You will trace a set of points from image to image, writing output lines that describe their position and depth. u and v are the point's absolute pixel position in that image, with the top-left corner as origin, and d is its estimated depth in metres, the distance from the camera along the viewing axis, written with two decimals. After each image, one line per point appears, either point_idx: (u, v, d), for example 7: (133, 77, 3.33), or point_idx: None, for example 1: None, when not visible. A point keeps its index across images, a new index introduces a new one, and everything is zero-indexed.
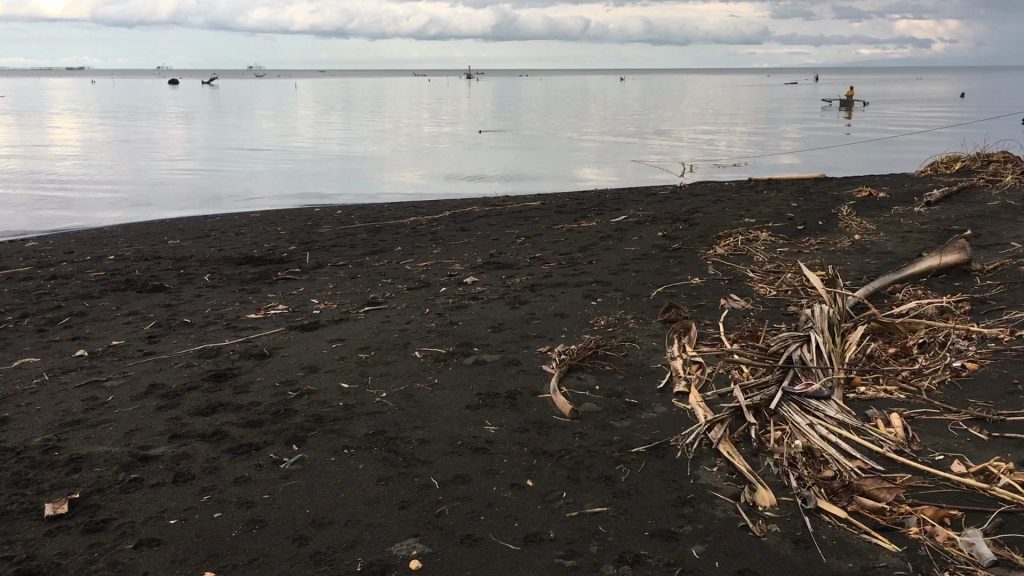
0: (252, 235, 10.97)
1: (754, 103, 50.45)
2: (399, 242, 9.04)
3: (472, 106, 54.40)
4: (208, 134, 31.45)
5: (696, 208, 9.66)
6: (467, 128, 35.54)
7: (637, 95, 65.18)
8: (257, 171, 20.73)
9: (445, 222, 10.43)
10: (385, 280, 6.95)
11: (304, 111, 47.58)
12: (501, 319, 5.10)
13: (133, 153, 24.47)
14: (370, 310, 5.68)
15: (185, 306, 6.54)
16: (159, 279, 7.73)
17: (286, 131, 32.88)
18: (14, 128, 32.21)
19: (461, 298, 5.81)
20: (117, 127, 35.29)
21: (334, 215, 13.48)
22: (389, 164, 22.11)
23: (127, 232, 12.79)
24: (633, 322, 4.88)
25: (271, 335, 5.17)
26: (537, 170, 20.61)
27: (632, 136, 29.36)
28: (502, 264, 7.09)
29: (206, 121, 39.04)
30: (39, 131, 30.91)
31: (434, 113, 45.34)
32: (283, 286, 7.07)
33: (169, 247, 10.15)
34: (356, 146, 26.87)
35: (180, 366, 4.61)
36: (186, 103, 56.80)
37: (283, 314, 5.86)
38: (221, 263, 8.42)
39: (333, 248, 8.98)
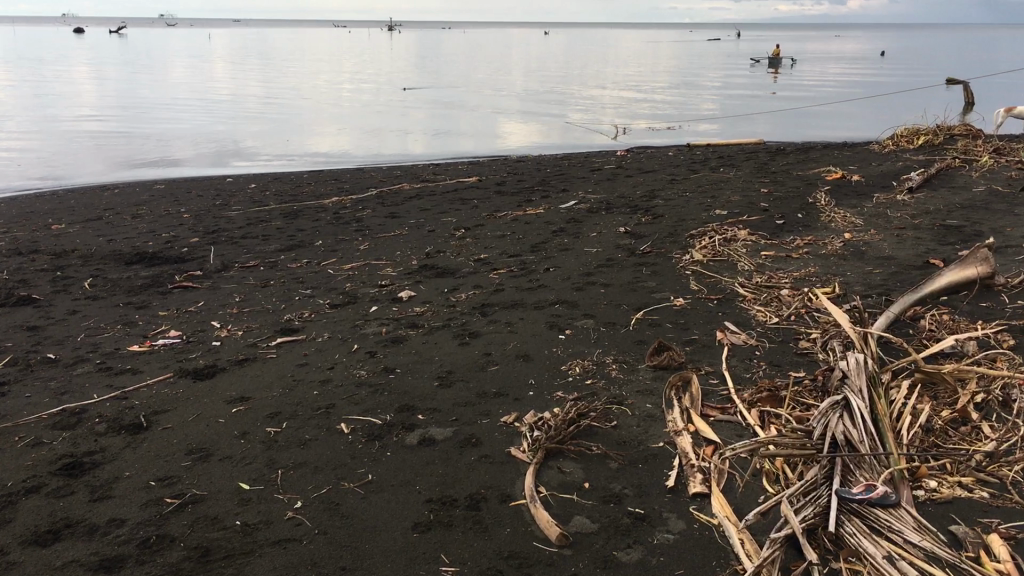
0: (152, 218, 9.71)
1: (680, 61, 50.00)
2: (319, 233, 7.90)
3: (394, 60, 52.85)
4: (114, 91, 29.53)
5: (652, 191, 8.72)
6: (387, 85, 34.15)
7: (560, 51, 64.40)
8: (164, 137, 19.26)
9: (373, 205, 9.33)
10: (304, 291, 5.85)
11: (218, 65, 45.43)
12: (450, 364, 4.06)
13: (26, 112, 22.62)
14: (285, 346, 4.58)
15: (54, 330, 5.32)
16: (30, 286, 6.48)
17: (200, 89, 31.15)
18: None
19: (396, 326, 4.75)
20: (16, 79, 33.04)
21: (247, 190, 12.25)
22: (308, 129, 20.81)
23: (10, 211, 11.38)
24: (616, 370, 3.90)
25: (155, 388, 4.03)
26: (466, 137, 19.55)
27: (563, 96, 28.43)
28: (442, 271, 6.06)
29: (112, 74, 36.90)
30: None
31: (356, 69, 43.71)
32: (179, 299, 5.89)
33: (51, 235, 8.82)
34: (272, 107, 25.39)
35: (24, 444, 3.45)
36: (94, 53, 54.12)
37: (174, 348, 4.71)
38: (108, 261, 7.20)
39: (243, 240, 7.80)
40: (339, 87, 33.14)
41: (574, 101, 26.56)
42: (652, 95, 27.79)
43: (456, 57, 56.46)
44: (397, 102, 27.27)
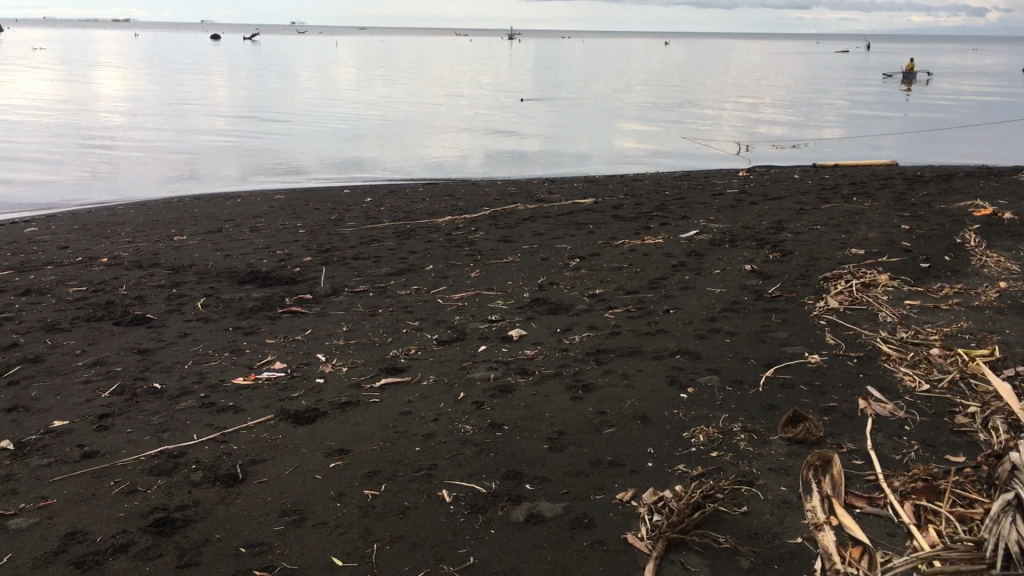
0: (269, 232, 9.78)
1: (805, 74, 48.64)
2: (431, 257, 7.72)
3: (513, 69, 53.16)
4: (243, 96, 30.54)
5: (779, 221, 8.23)
6: (505, 94, 34.14)
7: (680, 62, 63.54)
8: (287, 144, 19.66)
9: (486, 226, 9.14)
10: (412, 323, 5.65)
11: (342, 72, 46.61)
12: (561, 423, 3.78)
13: (161, 116, 23.56)
14: (389, 389, 4.38)
15: (163, 354, 5.26)
16: (145, 303, 6.50)
17: (324, 96, 31.89)
18: (55, 88, 31.74)
19: (506, 372, 4.49)
20: (155, 84, 34.62)
21: (363, 203, 12.29)
22: (427, 139, 20.90)
23: (137, 219, 11.67)
24: (745, 441, 3.53)
25: (255, 432, 3.87)
26: (583, 149, 19.26)
27: (683, 109, 27.85)
28: (555, 307, 5.77)
29: (245, 80, 38.27)
30: (79, 91, 30.38)
31: (475, 77, 44.14)
32: (288, 326, 5.78)
33: (172, 248, 8.92)
34: (392, 115, 25.70)
35: (119, 491, 3.33)
36: (229, 59, 56.40)
37: (277, 384, 4.56)
38: (222, 279, 7.18)
39: (355, 261, 7.71)
40: (458, 95, 33.43)
41: (694, 114, 25.97)
42: (774, 111, 26.84)
43: (574, 67, 56.30)
44: (514, 112, 27.27)
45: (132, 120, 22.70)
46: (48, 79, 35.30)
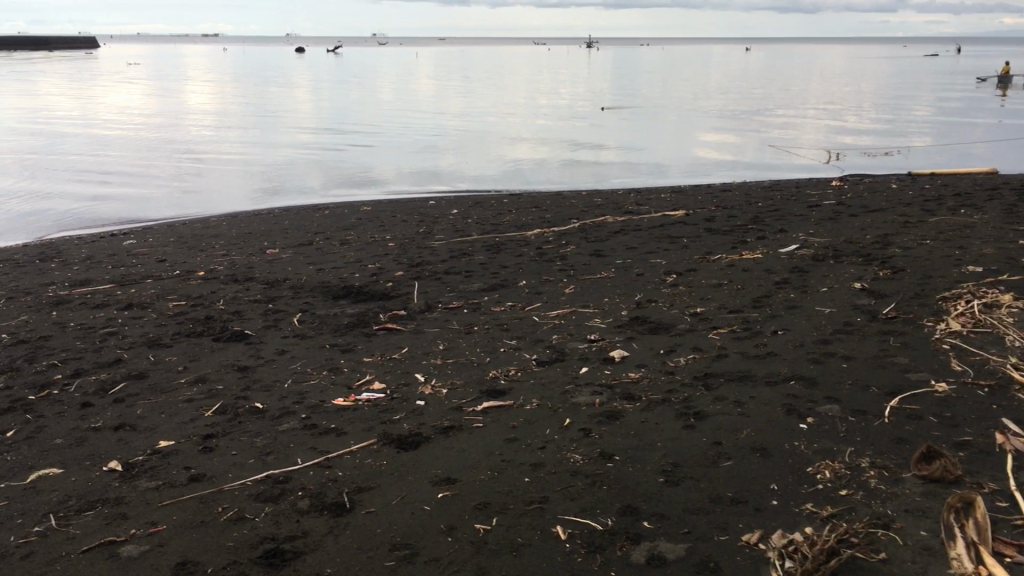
0: (359, 244, 9.84)
1: (894, 79, 47.27)
2: (523, 271, 7.62)
3: (592, 77, 52.99)
4: (328, 108, 31.08)
5: (884, 235, 7.90)
6: (586, 103, 33.95)
7: (761, 67, 62.76)
8: (372, 154, 19.88)
9: (577, 239, 9.02)
10: (510, 342, 5.54)
11: (423, 82, 47.12)
12: (675, 454, 3.62)
13: (249, 128, 24.08)
14: (492, 412, 4.27)
15: (263, 371, 5.26)
16: (243, 317, 6.54)
17: (406, 106, 32.26)
18: (151, 101, 32.84)
19: (612, 397, 4.34)
20: (244, 96, 35.54)
21: (448, 215, 12.29)
22: (510, 149, 20.91)
23: (229, 232, 11.86)
24: (876, 478, 3.32)
25: (360, 456, 3.81)
26: (667, 158, 19.02)
27: (768, 115, 27.33)
28: (656, 327, 5.60)
29: (329, 91, 38.99)
30: (173, 104, 31.35)
31: (555, 86, 44.14)
32: (384, 342, 5.73)
33: (265, 261, 9.02)
34: (474, 125, 25.80)
35: (228, 519, 3.29)
36: (313, 71, 57.74)
37: (378, 405, 4.50)
38: (317, 294, 7.20)
39: (447, 275, 7.66)
40: (539, 104, 33.46)
41: (780, 121, 25.45)
42: (864, 117, 26.09)
43: (654, 74, 55.81)
44: (596, 120, 27.13)
45: (223, 132, 23.31)
46: (142, 94, 36.52)
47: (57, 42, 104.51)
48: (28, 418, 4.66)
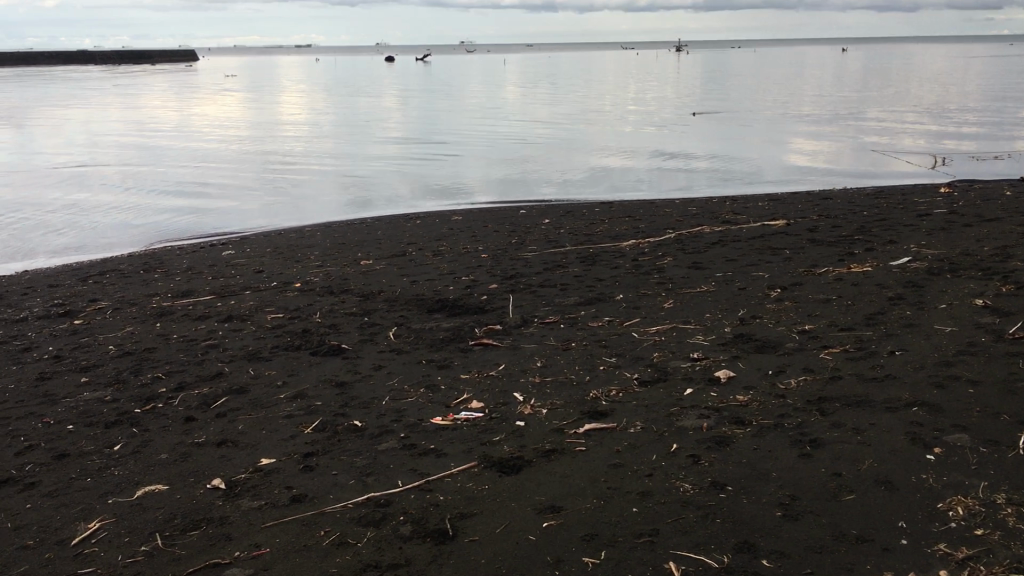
0: (452, 256, 9.82)
1: (1000, 79, 45.38)
2: (620, 285, 7.46)
3: (682, 81, 52.35)
4: (418, 117, 31.40)
5: (1003, 247, 7.49)
6: (675, 108, 33.52)
7: (856, 68, 61.20)
8: (462, 163, 19.96)
9: (674, 251, 8.82)
10: (609, 359, 5.40)
11: (512, 90, 47.26)
12: (792, 487, 3.43)
13: (342, 139, 24.47)
14: (595, 435, 4.14)
15: (361, 387, 5.24)
16: (340, 330, 6.56)
17: (495, 114, 32.37)
18: (248, 112, 33.74)
19: (719, 421, 4.16)
20: (337, 106, 36.21)
21: (540, 225, 12.21)
22: (600, 155, 20.73)
23: (324, 242, 12.00)
24: (1017, 516, 3.07)
25: (462, 480, 3.72)
26: (762, 164, 18.57)
27: (867, 119, 26.51)
28: (762, 345, 5.38)
29: (419, 100, 39.42)
30: (269, 116, 32.15)
31: (644, 91, 43.72)
32: (481, 358, 5.66)
33: (360, 272, 9.07)
34: (563, 132, 25.70)
35: (331, 543, 3.24)
36: (403, 80, 58.63)
37: (476, 425, 4.41)
38: (412, 307, 7.18)
39: (542, 288, 7.56)
40: (629, 109, 33.19)
41: (880, 125, 24.64)
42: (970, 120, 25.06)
43: (744, 78, 54.85)
44: (687, 125, 26.74)
45: (316, 142, 23.73)
46: (240, 106, 37.57)
47: (158, 56, 108.45)
48: (134, 431, 4.72)
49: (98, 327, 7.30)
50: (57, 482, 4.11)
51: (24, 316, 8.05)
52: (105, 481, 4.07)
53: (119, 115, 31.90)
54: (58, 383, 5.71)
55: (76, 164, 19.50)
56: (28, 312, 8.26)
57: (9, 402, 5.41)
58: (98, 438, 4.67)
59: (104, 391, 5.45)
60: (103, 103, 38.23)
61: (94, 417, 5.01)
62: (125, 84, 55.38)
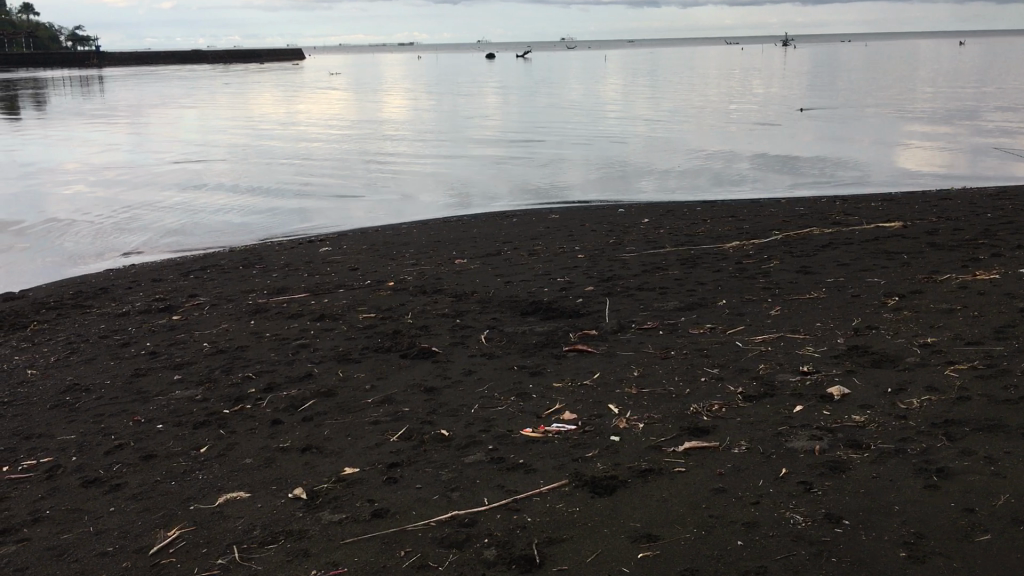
0: (548, 255, 9.61)
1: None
2: (722, 289, 7.11)
3: (787, 77, 50.93)
4: (517, 113, 31.30)
5: None
6: (780, 104, 32.55)
7: (974, 63, 58.55)
8: (562, 160, 19.74)
9: (780, 254, 8.41)
10: (711, 370, 5.09)
11: (612, 86, 46.78)
12: (918, 524, 3.08)
13: (443, 136, 24.56)
14: (695, 455, 3.85)
15: (451, 392, 5.07)
16: (431, 332, 6.42)
17: (595, 110, 31.99)
18: (353, 110, 34.25)
19: (833, 444, 3.82)
20: (437, 104, 36.43)
21: (638, 224, 11.90)
22: (702, 153, 20.21)
23: (419, 240, 11.96)
24: None
25: (550, 500, 3.49)
26: (874, 163, 17.77)
27: (988, 116, 25.18)
28: (880, 359, 4.98)
29: (518, 97, 39.36)
30: (372, 112, 32.55)
31: (749, 87, 42.68)
32: (575, 365, 5.42)
33: (454, 272, 8.94)
34: (665, 128, 25.22)
35: (410, 566, 3.06)
36: (503, 77, 58.80)
37: (568, 439, 4.18)
38: (505, 309, 6.99)
39: (640, 291, 7.27)
40: (733, 106, 32.38)
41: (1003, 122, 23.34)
42: None
43: (853, 72, 53.01)
44: (794, 122, 25.89)
45: (418, 140, 23.88)
46: (342, 103, 38.14)
47: (267, 56, 111.59)
48: (221, 433, 4.66)
49: (194, 323, 7.36)
50: (141, 485, 4.06)
51: (126, 311, 8.18)
52: (188, 485, 4.00)
53: (229, 113, 32.80)
54: (152, 380, 5.72)
55: (186, 161, 20.04)
56: (130, 307, 8.40)
57: (103, 398, 5.44)
58: (185, 439, 4.62)
59: (195, 391, 5.42)
60: (213, 101, 39.39)
61: (183, 417, 4.97)
62: (236, 83, 57.06)
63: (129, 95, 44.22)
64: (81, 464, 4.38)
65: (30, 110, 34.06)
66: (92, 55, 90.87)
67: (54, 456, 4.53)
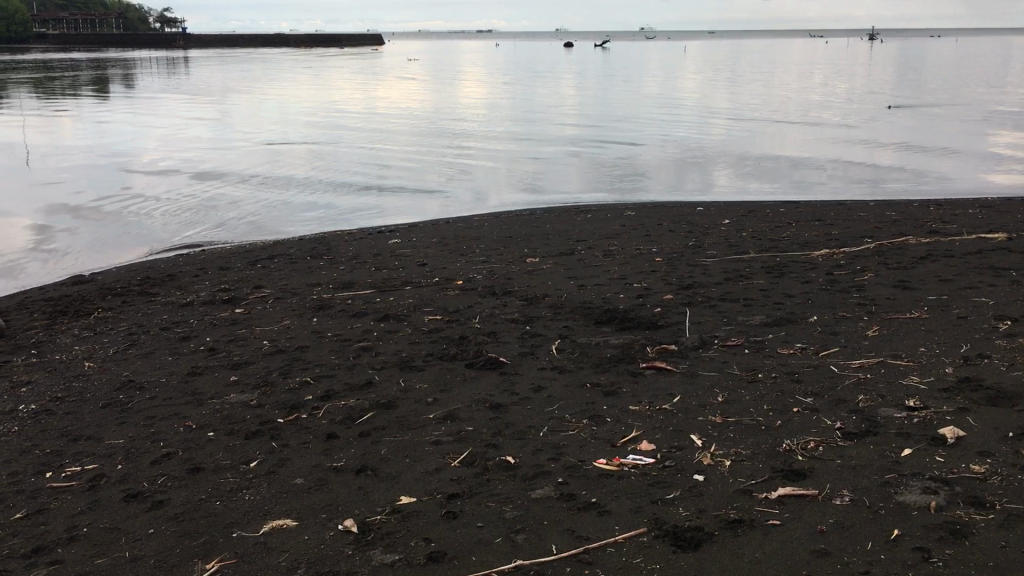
0: (624, 257, 9.20)
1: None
2: (813, 304, 6.61)
3: (874, 72, 49.30)
4: (594, 104, 30.77)
5: None
6: (869, 101, 31.38)
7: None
8: (640, 152, 19.21)
9: (875, 265, 7.85)
10: (805, 400, 4.63)
11: (693, 78, 45.79)
12: None
13: (518, 124, 24.22)
14: (791, 503, 3.42)
15: (518, 410, 4.72)
16: (498, 339, 6.07)
17: (674, 102, 31.29)
18: (429, 96, 34.14)
19: (952, 501, 3.34)
20: (512, 92, 36.06)
21: (718, 226, 11.39)
22: (785, 151, 19.50)
23: (490, 234, 11.63)
24: None
25: (625, 553, 3.10)
26: (969, 172, 16.88)
27: None
28: (996, 396, 4.45)
29: (596, 87, 38.72)
30: (448, 100, 32.36)
31: (833, 82, 41.37)
32: (654, 385, 5.01)
33: (525, 271, 8.58)
34: (748, 123, 24.47)
35: None
36: (580, 66, 58.44)
37: (646, 475, 3.78)
38: (578, 316, 6.60)
39: (722, 302, 6.81)
40: (818, 101, 31.33)
41: None
42: None
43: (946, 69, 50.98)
44: (883, 120, 24.88)
45: (494, 127, 23.58)
46: (418, 89, 38.04)
47: (348, 40, 112.94)
48: (273, 446, 4.38)
49: (257, 318, 7.14)
50: (185, 503, 3.79)
51: (190, 301, 8.02)
52: (234, 507, 3.73)
53: (308, 97, 32.93)
54: (208, 381, 5.49)
55: (265, 144, 20.06)
56: (195, 296, 8.25)
57: (157, 398, 5.22)
58: (234, 451, 4.35)
59: (251, 394, 5.17)
60: (295, 85, 39.77)
61: (235, 424, 4.71)
62: (319, 66, 57.64)
63: (209, 76, 44.84)
64: (127, 474, 4.14)
65: (119, 90, 34.94)
66: (180, 37, 92.97)
67: (99, 463, 4.30)
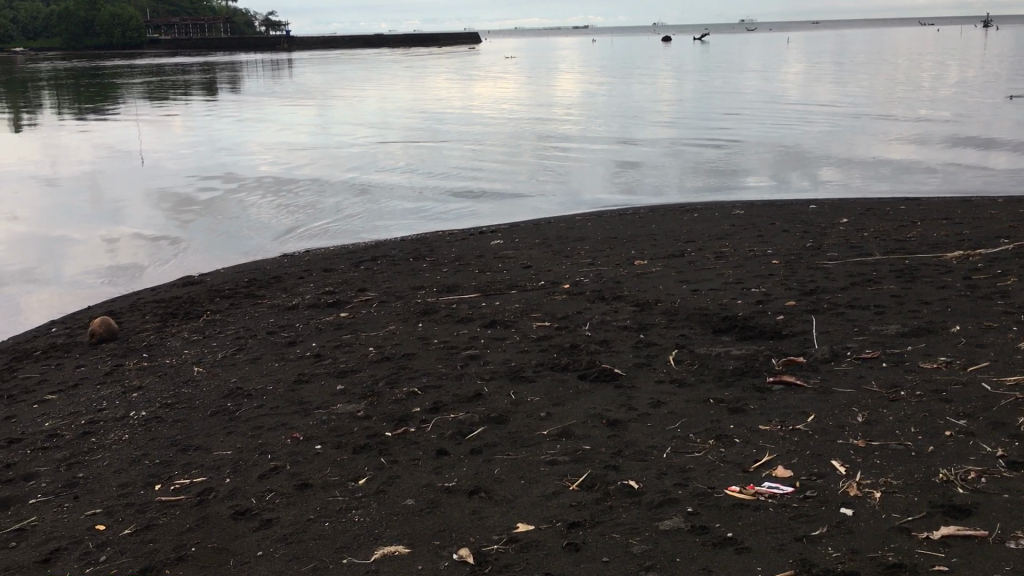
0: (737, 259, 8.78)
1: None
2: (952, 312, 6.10)
3: (991, 62, 47.01)
4: (695, 100, 30.09)
5: None
6: (988, 92, 29.84)
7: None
8: (744, 150, 18.60)
9: (1017, 269, 7.24)
10: (957, 422, 4.18)
11: (797, 71, 44.43)
12: None
13: (617, 123, 23.82)
14: (957, 546, 3.04)
15: (639, 428, 4.41)
16: (612, 348, 5.78)
17: (778, 96, 30.34)
18: (527, 95, 34.01)
19: None
20: (610, 90, 35.62)
21: (833, 225, 10.82)
22: (899, 148, 18.62)
23: (594, 234, 11.32)
24: None
25: None
26: None
27: None
28: None
29: (696, 83, 37.90)
30: (546, 99, 32.12)
31: (948, 73, 39.52)
32: (784, 402, 4.64)
33: (634, 274, 8.26)
34: (857, 118, 23.52)
35: None
36: (679, 61, 57.60)
37: (787, 507, 3.43)
38: (694, 324, 6.25)
39: (850, 310, 6.35)
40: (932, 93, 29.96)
41: None
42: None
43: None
44: (1005, 113, 23.56)
45: (593, 126, 23.22)
46: (516, 88, 37.91)
47: (446, 40, 113.99)
48: (383, 462, 4.19)
49: (361, 323, 7.01)
50: (293, 522, 3.63)
51: (296, 304, 7.96)
52: (344, 528, 3.55)
53: (407, 97, 33.14)
54: (314, 389, 5.36)
55: (365, 145, 20.16)
56: (300, 299, 8.19)
57: (264, 407, 5.11)
58: (343, 466, 4.18)
59: (358, 405, 5.01)
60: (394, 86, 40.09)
61: (343, 436, 4.55)
62: (417, 66, 58.07)
63: (311, 79, 45.57)
64: (235, 489, 4.02)
65: (226, 93, 35.84)
66: (284, 40, 95.18)
67: (208, 475, 4.20)
